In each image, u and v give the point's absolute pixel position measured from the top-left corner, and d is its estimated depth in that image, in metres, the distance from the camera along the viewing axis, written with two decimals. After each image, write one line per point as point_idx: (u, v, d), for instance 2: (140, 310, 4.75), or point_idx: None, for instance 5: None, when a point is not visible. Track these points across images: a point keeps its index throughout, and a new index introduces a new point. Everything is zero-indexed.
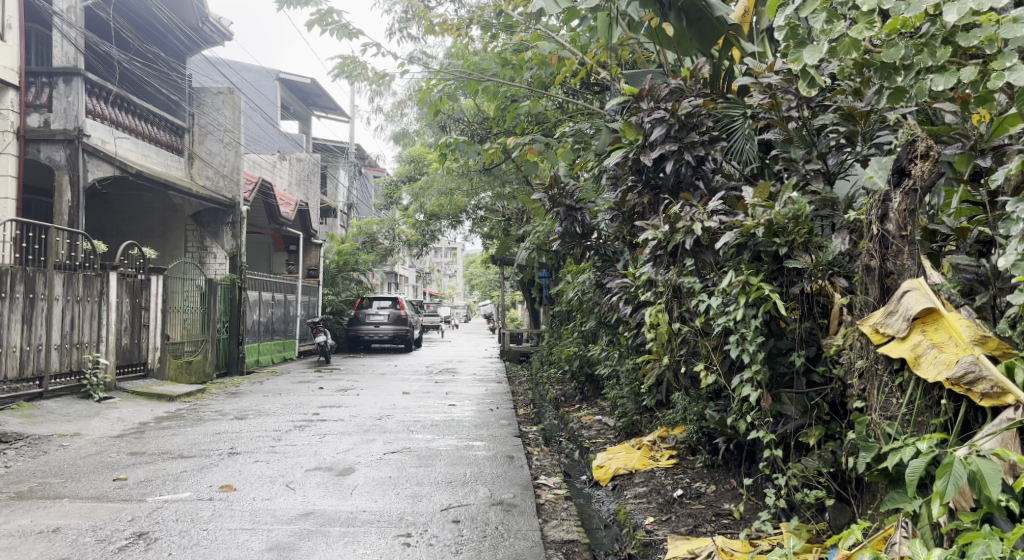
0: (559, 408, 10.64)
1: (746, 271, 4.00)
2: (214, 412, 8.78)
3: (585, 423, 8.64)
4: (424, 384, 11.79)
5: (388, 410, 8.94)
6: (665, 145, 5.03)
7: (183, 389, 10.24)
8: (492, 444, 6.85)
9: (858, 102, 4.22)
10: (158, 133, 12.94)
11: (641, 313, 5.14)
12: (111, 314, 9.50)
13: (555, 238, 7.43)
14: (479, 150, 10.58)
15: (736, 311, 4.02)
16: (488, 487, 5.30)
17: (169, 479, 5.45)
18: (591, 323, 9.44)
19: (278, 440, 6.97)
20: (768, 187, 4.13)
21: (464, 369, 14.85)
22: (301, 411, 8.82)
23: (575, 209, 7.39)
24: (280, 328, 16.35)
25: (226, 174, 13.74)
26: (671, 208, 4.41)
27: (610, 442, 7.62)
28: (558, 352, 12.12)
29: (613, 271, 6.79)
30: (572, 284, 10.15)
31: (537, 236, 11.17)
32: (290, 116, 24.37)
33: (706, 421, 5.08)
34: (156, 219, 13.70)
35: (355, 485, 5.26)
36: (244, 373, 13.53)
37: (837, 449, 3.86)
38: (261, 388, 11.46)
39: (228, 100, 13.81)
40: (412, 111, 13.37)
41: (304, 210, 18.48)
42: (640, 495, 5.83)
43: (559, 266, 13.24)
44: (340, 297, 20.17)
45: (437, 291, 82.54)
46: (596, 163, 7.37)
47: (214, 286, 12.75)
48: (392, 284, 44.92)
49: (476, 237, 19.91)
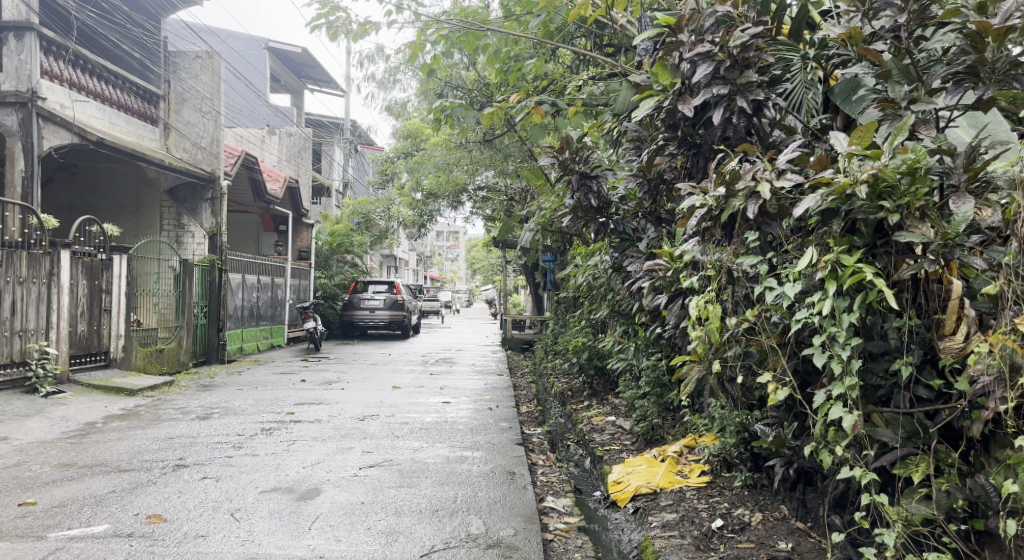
0: (566, 404, 9.61)
1: (835, 248, 2.94)
2: (176, 410, 7.73)
3: (596, 426, 7.60)
4: (417, 377, 10.77)
5: (374, 408, 7.92)
6: (711, 88, 3.96)
7: (149, 381, 9.19)
8: (490, 455, 5.80)
9: (987, 19, 3.12)
10: (127, 99, 11.86)
11: (679, 304, 4.06)
12: (64, 297, 8.43)
13: (565, 212, 6.29)
14: (479, 115, 9.48)
15: (822, 303, 2.95)
16: (482, 520, 4.25)
17: (88, 505, 4.39)
18: (603, 311, 8.40)
19: (238, 449, 5.91)
20: (872, 130, 3.03)
21: (463, 360, 13.82)
22: (275, 410, 7.78)
23: (590, 176, 6.21)
24: (267, 313, 15.30)
25: (204, 146, 12.68)
26: (728, 165, 3.34)
27: (627, 450, 6.58)
28: (565, 342, 11.08)
29: (635, 251, 5.71)
30: (582, 268, 9.11)
31: (542, 214, 10.10)
32: (281, 89, 23.23)
33: (759, 440, 4.04)
34: (129, 194, 12.67)
35: (316, 516, 4.23)
36: (225, 362, 12.54)
37: (961, 492, 2.83)
38: (237, 380, 10.41)
39: (207, 65, 12.78)
40: (408, 78, 12.27)
41: (294, 187, 17.39)
42: (669, 524, 4.77)
43: (567, 248, 12.17)
44: (333, 281, 19.01)
45: (438, 276, 81.39)
46: (614, 123, 6.27)
47: (190, 267, 11.68)
48: (391, 268, 43.80)
49: (476, 218, 18.87)
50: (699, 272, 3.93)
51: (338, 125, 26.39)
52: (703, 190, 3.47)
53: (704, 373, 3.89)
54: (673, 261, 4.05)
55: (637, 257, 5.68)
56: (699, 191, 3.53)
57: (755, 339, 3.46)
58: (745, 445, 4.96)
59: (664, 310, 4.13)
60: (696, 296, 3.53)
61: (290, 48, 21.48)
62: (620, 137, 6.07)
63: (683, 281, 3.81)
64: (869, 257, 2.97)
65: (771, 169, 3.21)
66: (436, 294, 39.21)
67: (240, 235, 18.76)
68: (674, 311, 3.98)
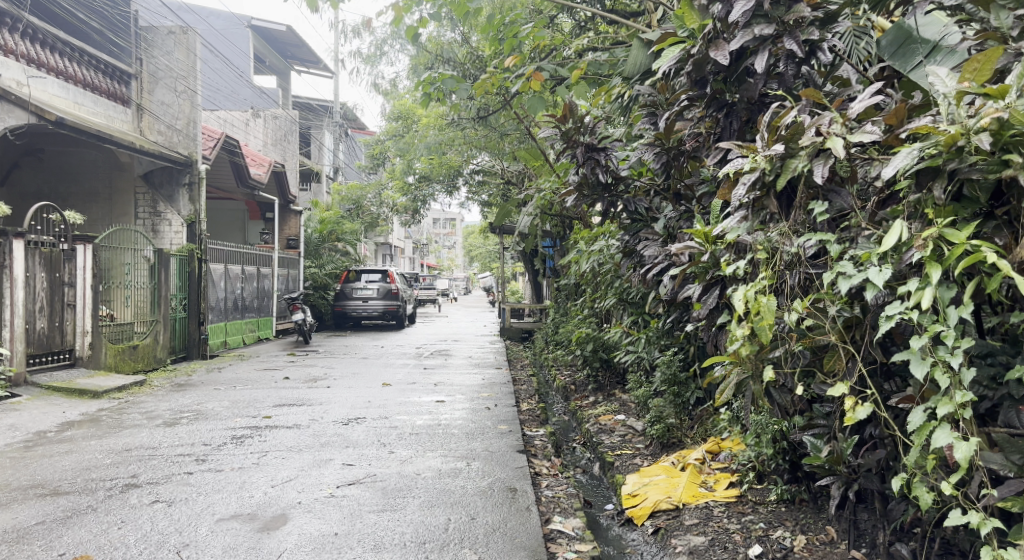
0: (570, 400, 8.93)
1: (939, 220, 2.25)
2: (141, 414, 7.02)
3: (605, 426, 6.92)
4: (410, 372, 10.07)
5: (361, 409, 7.22)
6: (754, 26, 3.28)
7: (117, 382, 8.47)
8: (488, 467, 5.08)
9: None
10: (94, 77, 11.25)
11: (715, 295, 3.37)
12: (18, 292, 7.75)
13: (569, 191, 5.59)
14: (472, 88, 8.79)
15: (920, 293, 2.26)
16: (477, 556, 3.54)
17: (7, 542, 3.68)
18: (609, 300, 7.74)
19: (200, 464, 5.19)
20: (991, 63, 2.34)
21: (458, 351, 13.11)
22: (250, 413, 7.07)
23: (597, 148, 5.48)
24: (253, 305, 14.57)
25: (180, 128, 12.00)
26: (785, 118, 2.65)
27: (640, 456, 5.88)
28: (568, 333, 10.40)
29: (650, 231, 5.00)
30: (585, 253, 8.44)
31: (542, 195, 9.46)
32: (266, 71, 22.50)
33: (811, 457, 3.37)
34: (100, 180, 12.10)
35: (278, 553, 3.53)
36: (206, 357, 11.84)
37: None
38: (216, 377, 9.69)
39: (181, 41, 11.96)
40: (397, 53, 11.54)
41: (280, 172, 16.65)
42: (697, 550, 4.05)
43: (568, 232, 11.51)
44: (324, 270, 18.24)
45: (435, 263, 80.72)
46: (623, 87, 5.55)
47: (166, 257, 10.96)
48: (385, 255, 43.12)
49: (472, 204, 18.16)
50: (742, 257, 3.25)
51: (327, 109, 25.63)
52: (753, 151, 2.79)
53: (748, 378, 3.21)
54: (708, 244, 3.39)
55: (653, 239, 4.97)
56: (746, 152, 2.84)
57: (814, 337, 2.79)
58: (785, 456, 4.25)
59: (697, 303, 3.45)
60: (742, 285, 2.86)
61: (275, 27, 20.83)
62: (630, 103, 5.34)
63: (724, 267, 3.13)
64: (981, 233, 2.27)
65: (843, 124, 2.54)
66: (434, 282, 38.50)
67: (224, 224, 18.00)
68: (708, 305, 3.31)
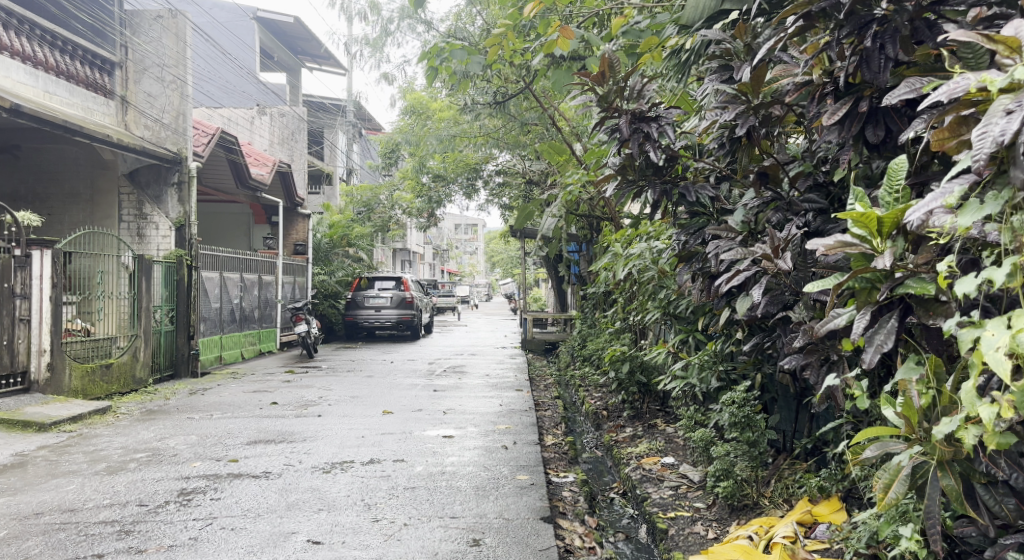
0: (603, 431, 7.59)
1: None
2: (84, 456, 5.75)
3: (650, 472, 5.58)
4: (418, 395, 8.77)
5: (351, 449, 5.94)
6: None
7: (73, 410, 7.20)
8: (504, 550, 3.75)
9: None
10: (69, 65, 10.14)
11: (891, 326, 2.22)
12: None
13: (609, 178, 4.28)
14: (486, 62, 7.52)
15: None
16: None
17: None
18: (651, 313, 6.42)
19: (118, 541, 3.89)
20: None
21: (475, 368, 11.80)
22: (216, 455, 5.79)
23: (646, 118, 4.13)
24: (254, 316, 13.36)
25: (168, 122, 10.83)
26: None
27: (702, 522, 4.59)
28: (599, 351, 9.06)
29: (722, 227, 3.72)
30: (621, 257, 7.13)
31: (569, 190, 8.18)
32: (275, 67, 21.49)
33: None
34: (82, 179, 10.83)
35: None
36: (197, 375, 10.61)
37: None
38: (196, 401, 8.45)
39: (169, 26, 10.90)
40: (404, 34, 10.27)
41: (285, 172, 15.49)
42: None
43: (597, 235, 10.21)
44: (334, 277, 16.95)
45: (458, 270, 79.57)
46: (680, 38, 4.22)
47: (148, 263, 9.69)
48: (403, 261, 42.03)
49: (491, 207, 16.90)
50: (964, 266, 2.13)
51: (339, 109, 24.50)
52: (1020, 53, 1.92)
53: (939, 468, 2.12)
54: (878, 239, 2.22)
55: (728, 238, 3.68)
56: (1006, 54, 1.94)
57: None
58: None
59: (858, 338, 2.30)
60: (999, 319, 1.86)
61: (282, 18, 19.84)
62: (690, 62, 4.08)
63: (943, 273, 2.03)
64: None
65: None
66: (454, 289, 37.14)
67: (228, 229, 16.87)
68: (870, 356, 2.19)
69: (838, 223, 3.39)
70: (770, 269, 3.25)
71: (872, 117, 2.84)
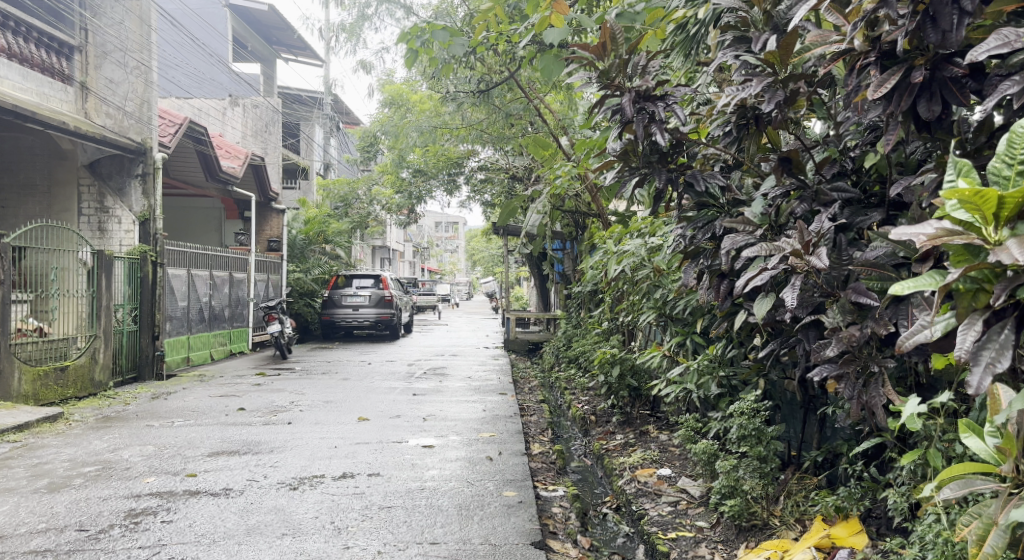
0: (592, 438, 7.17)
1: None
2: (26, 471, 5.22)
3: (647, 486, 5.14)
4: (397, 400, 8.30)
5: (321, 461, 5.46)
6: None
7: (20, 418, 6.65)
8: None
9: None
10: (22, 47, 9.60)
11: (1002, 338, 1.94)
12: None
13: (608, 165, 3.85)
14: (470, 45, 7.05)
15: None
16: None
17: None
18: (645, 314, 6.00)
19: None
20: None
21: (456, 370, 11.33)
22: (173, 469, 5.28)
23: (652, 96, 3.69)
24: (224, 315, 12.80)
25: (132, 110, 10.28)
26: None
27: (707, 543, 4.17)
28: (587, 353, 8.64)
29: (738, 219, 3.30)
30: (613, 254, 6.70)
31: (556, 184, 7.74)
32: (248, 57, 20.85)
33: None
34: (38, 170, 10.36)
35: None
36: (162, 378, 10.05)
37: None
38: (157, 407, 7.91)
39: (134, 9, 10.32)
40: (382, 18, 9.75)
41: (259, 165, 14.93)
42: None
43: (585, 232, 9.80)
44: (310, 275, 16.40)
45: (437, 268, 78.91)
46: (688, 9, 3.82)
47: (109, 260, 9.12)
48: (380, 259, 41.48)
49: (473, 203, 16.44)
50: None
51: (316, 102, 23.87)
52: None
53: None
54: (992, 232, 1.90)
55: (746, 231, 3.27)
56: None
57: None
58: None
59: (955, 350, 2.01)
60: None
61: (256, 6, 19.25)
62: (699, 35, 3.83)
63: None
64: None
65: None
66: (433, 287, 36.58)
67: (198, 224, 16.27)
68: (978, 378, 1.89)
69: (867, 215, 3.07)
70: (799, 265, 2.87)
71: (927, 87, 2.42)
